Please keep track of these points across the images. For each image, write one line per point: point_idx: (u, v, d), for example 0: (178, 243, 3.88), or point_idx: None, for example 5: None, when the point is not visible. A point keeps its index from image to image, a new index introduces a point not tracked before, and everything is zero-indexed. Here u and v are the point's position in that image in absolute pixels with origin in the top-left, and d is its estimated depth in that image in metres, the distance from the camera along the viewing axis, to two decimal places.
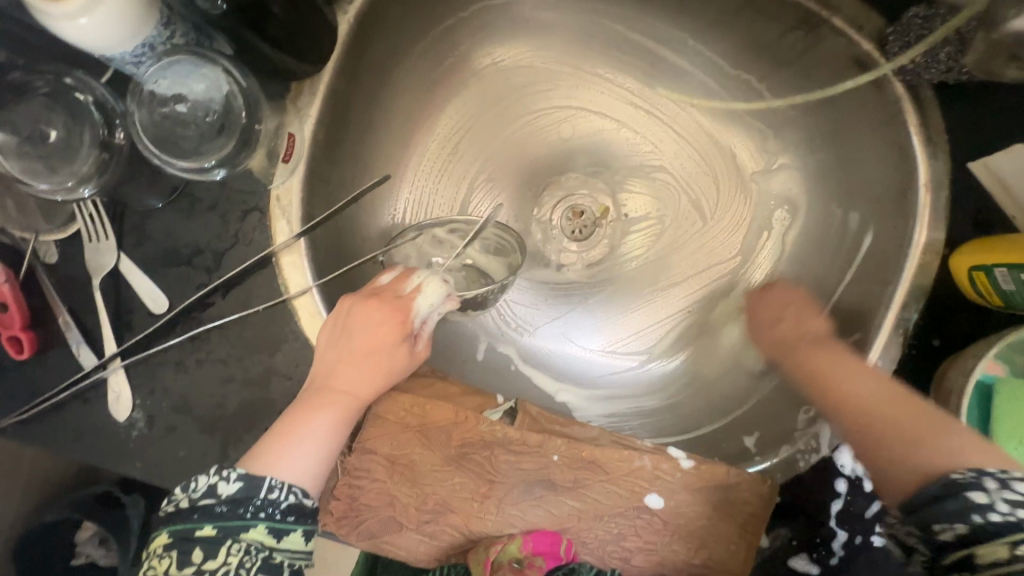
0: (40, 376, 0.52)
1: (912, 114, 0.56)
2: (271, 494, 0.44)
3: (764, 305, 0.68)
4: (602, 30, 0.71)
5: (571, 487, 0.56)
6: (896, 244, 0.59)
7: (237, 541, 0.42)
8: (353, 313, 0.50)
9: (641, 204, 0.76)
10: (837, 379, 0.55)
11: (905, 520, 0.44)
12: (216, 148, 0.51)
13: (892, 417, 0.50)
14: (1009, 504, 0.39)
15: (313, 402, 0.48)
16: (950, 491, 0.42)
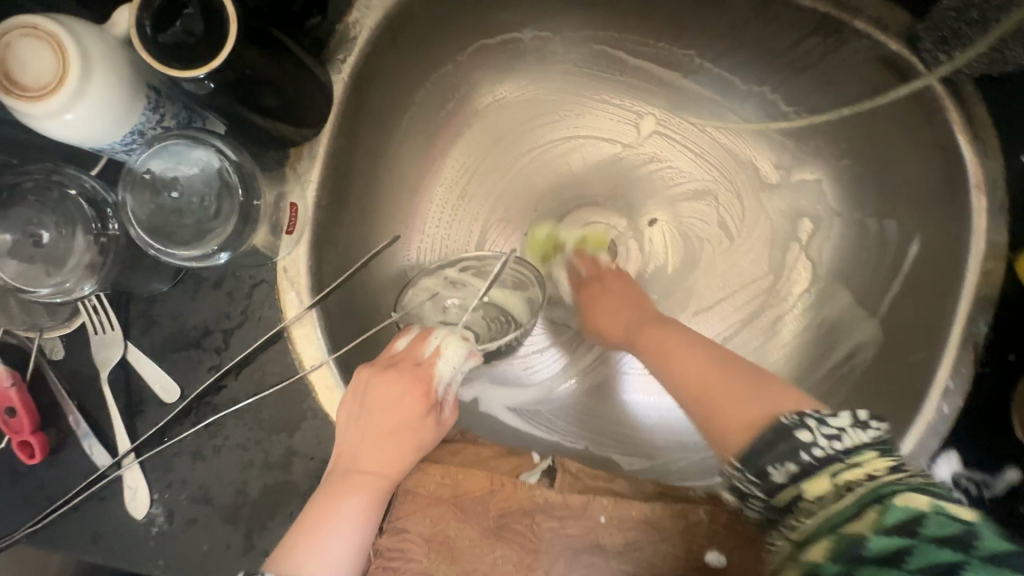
0: (55, 479, 0.49)
1: (954, 111, 0.52)
2: None
3: (604, 294, 0.63)
4: (603, 56, 0.68)
5: (623, 550, 0.51)
6: (951, 251, 0.55)
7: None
8: (371, 388, 0.47)
9: (668, 232, 0.72)
10: (669, 358, 0.50)
11: (740, 469, 0.40)
12: (218, 228, 0.47)
13: (701, 381, 0.46)
14: (827, 438, 0.38)
15: (337, 489, 0.44)
16: (779, 436, 0.39)
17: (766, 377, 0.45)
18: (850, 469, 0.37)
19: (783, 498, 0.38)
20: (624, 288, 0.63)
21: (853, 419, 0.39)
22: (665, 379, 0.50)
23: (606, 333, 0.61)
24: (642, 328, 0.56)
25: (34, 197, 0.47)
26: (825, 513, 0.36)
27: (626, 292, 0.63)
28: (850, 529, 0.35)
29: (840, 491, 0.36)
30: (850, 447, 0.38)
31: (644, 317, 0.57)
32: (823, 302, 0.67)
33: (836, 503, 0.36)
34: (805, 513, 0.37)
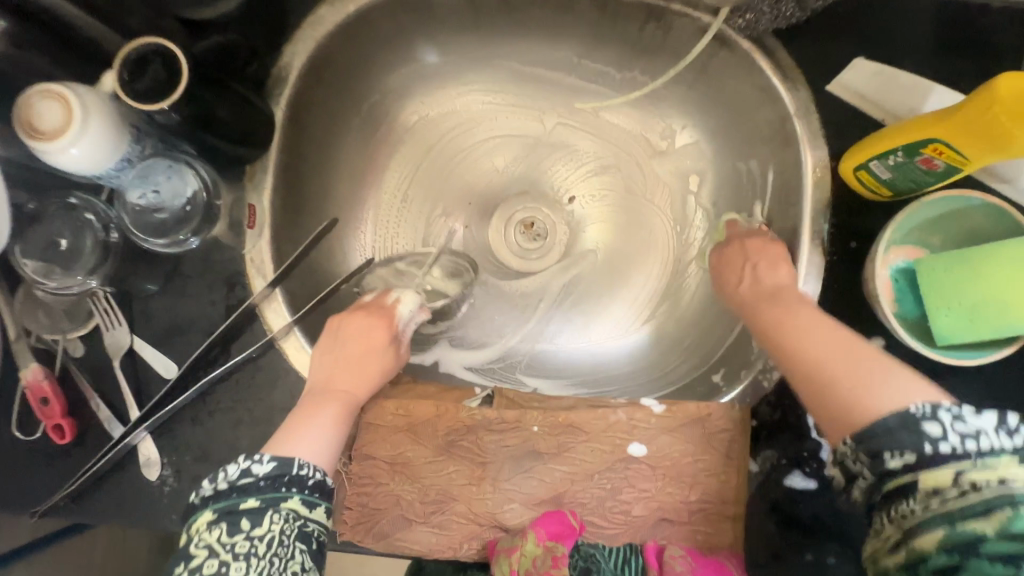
0: (84, 455, 0.60)
1: (765, 61, 0.64)
2: (301, 471, 0.49)
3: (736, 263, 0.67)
4: (503, 67, 0.80)
5: (557, 452, 0.60)
6: (793, 171, 0.66)
7: (278, 510, 0.46)
8: (344, 326, 0.62)
9: (589, 200, 0.85)
10: (801, 342, 0.53)
11: (854, 452, 0.45)
12: (188, 221, 0.62)
13: (843, 368, 0.49)
14: (962, 436, 0.40)
15: (317, 400, 0.57)
16: (905, 425, 0.42)
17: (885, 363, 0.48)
18: (978, 470, 0.40)
19: (896, 484, 0.42)
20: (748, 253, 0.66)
21: (1000, 422, 0.41)
22: (792, 354, 0.53)
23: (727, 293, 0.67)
24: (776, 305, 0.58)
25: (59, 220, 0.61)
26: (932, 508, 0.40)
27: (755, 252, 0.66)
28: (967, 525, 0.39)
29: (964, 490, 0.39)
30: (988, 450, 0.40)
31: (767, 292, 0.61)
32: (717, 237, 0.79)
33: (957, 495, 0.39)
34: (917, 499, 0.41)
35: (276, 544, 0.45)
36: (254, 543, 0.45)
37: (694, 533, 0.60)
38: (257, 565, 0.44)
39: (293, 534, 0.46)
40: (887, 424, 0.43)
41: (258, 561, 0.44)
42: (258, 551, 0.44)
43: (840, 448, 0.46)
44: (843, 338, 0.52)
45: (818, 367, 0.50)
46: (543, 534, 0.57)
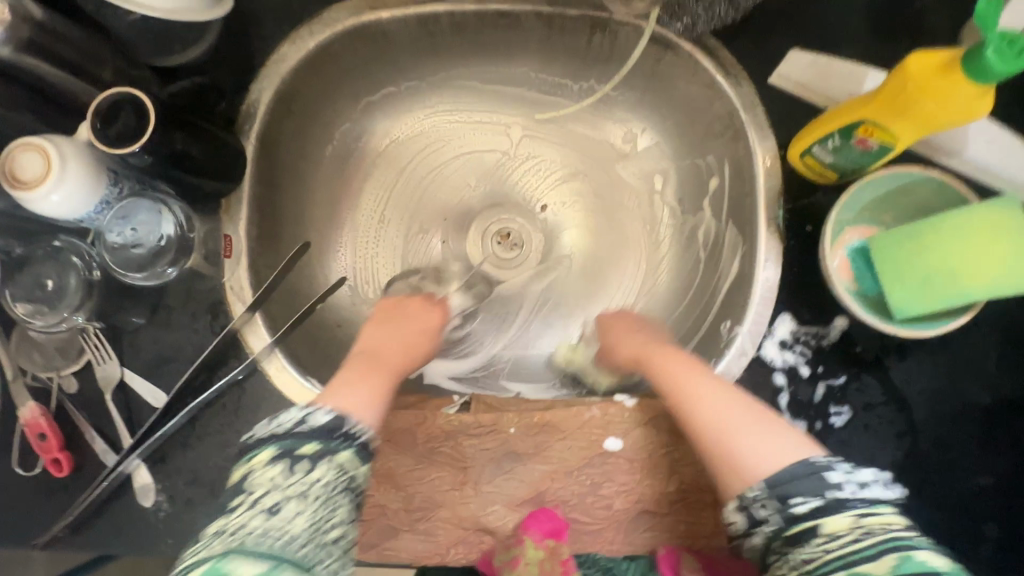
0: (82, 486, 0.62)
1: (707, 60, 0.67)
2: (354, 430, 0.48)
3: (619, 334, 0.73)
4: (465, 87, 0.83)
5: (535, 452, 0.62)
6: (745, 162, 0.68)
7: (332, 461, 0.45)
8: (402, 308, 0.73)
9: (561, 208, 0.87)
10: (702, 400, 0.55)
11: (761, 497, 0.45)
12: (166, 253, 0.65)
13: (744, 421, 0.51)
14: (857, 484, 0.43)
15: (373, 363, 0.62)
16: (811, 472, 0.44)
17: (778, 422, 0.51)
18: (870, 516, 0.41)
19: (799, 529, 0.42)
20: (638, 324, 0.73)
21: (879, 478, 0.44)
22: (691, 413, 0.55)
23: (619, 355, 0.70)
24: (674, 364, 0.61)
25: (47, 262, 0.65)
26: (833, 551, 0.41)
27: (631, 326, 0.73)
28: (865, 568, 0.39)
29: (859, 535, 0.40)
30: (874, 498, 0.42)
31: (667, 351, 0.64)
32: (684, 233, 0.81)
33: (854, 539, 0.40)
34: (818, 544, 0.41)
35: (331, 491, 0.44)
36: (310, 486, 0.43)
37: (677, 522, 0.61)
38: (312, 507, 0.43)
39: (344, 484, 0.45)
40: (791, 471, 0.45)
41: (314, 505, 0.43)
42: (314, 493, 0.43)
43: (731, 504, 0.48)
44: (738, 399, 0.54)
45: (712, 428, 0.52)
46: (539, 534, 0.60)
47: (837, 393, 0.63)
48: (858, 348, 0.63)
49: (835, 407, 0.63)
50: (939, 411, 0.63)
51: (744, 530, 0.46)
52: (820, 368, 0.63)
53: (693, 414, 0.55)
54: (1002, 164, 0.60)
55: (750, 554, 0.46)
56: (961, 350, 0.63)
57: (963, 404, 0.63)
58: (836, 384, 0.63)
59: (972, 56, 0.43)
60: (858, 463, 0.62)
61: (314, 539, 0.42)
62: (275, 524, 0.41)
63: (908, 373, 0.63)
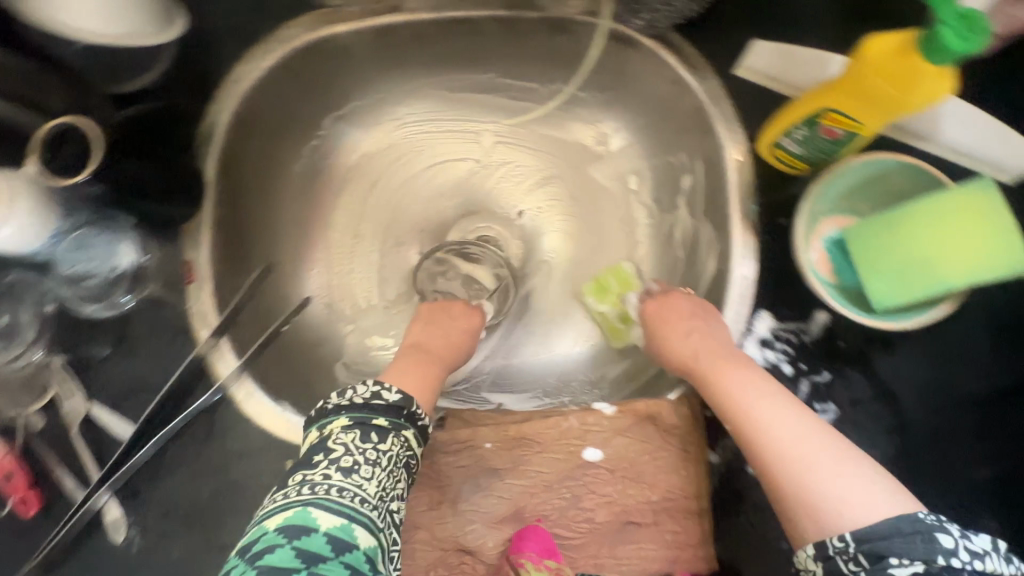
0: (51, 525, 0.60)
1: (670, 55, 0.66)
2: (416, 411, 0.52)
3: (669, 316, 0.65)
4: (433, 94, 0.80)
5: (513, 467, 0.60)
6: (715, 157, 0.67)
7: (399, 435, 0.49)
8: (450, 306, 0.74)
9: (541, 214, 0.83)
10: (773, 426, 0.51)
11: (851, 552, 0.43)
12: (123, 282, 0.63)
13: (824, 456, 0.48)
14: (970, 554, 0.42)
15: (424, 359, 0.65)
16: (919, 533, 0.42)
17: (859, 456, 0.48)
18: None
19: None
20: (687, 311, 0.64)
21: (991, 545, 0.43)
22: (761, 439, 0.51)
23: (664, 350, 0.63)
24: (737, 381, 0.55)
25: None
26: None
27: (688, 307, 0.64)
28: None
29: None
30: (986, 569, 0.42)
31: (727, 359, 0.58)
32: (662, 233, 0.78)
33: None
34: None
35: (397, 462, 0.48)
36: (380, 454, 0.48)
37: (662, 532, 0.59)
38: (383, 472, 0.47)
39: (407, 459, 0.49)
40: (892, 529, 0.42)
41: (386, 470, 0.47)
42: (384, 463, 0.47)
43: (807, 550, 0.46)
44: (814, 425, 0.50)
45: (782, 461, 0.48)
46: (536, 554, 0.56)
47: (822, 390, 0.61)
48: (841, 342, 0.61)
49: (821, 404, 0.61)
50: (930, 403, 0.60)
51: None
52: (802, 365, 0.61)
53: (763, 442, 0.50)
54: (978, 145, 0.58)
55: None
56: (953, 339, 0.61)
57: (956, 395, 0.60)
58: (821, 381, 0.61)
59: (929, 42, 0.41)
60: None
61: (382, 502, 0.46)
62: (351, 483, 0.44)
63: (895, 366, 0.61)
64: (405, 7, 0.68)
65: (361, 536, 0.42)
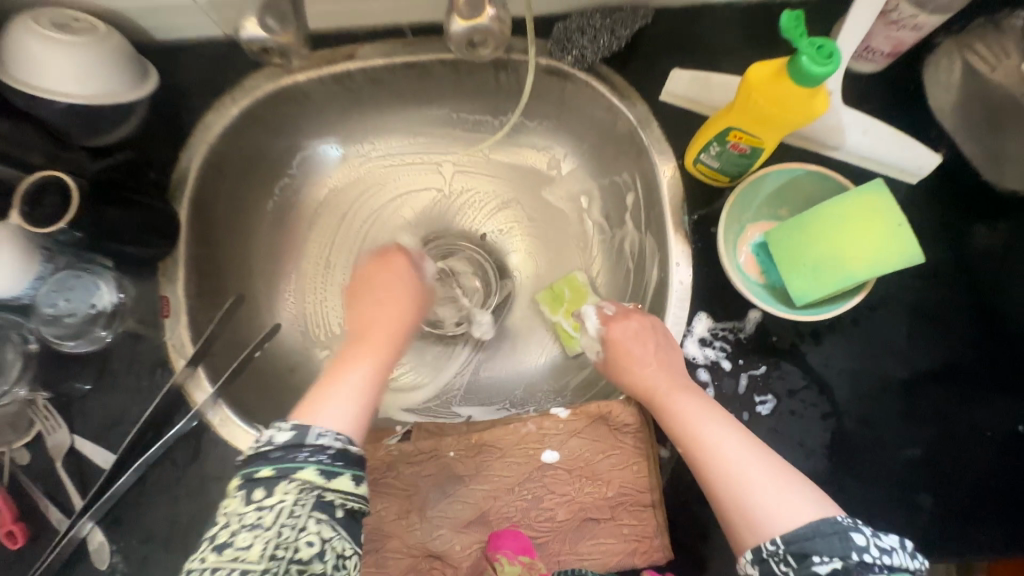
0: (38, 556, 0.63)
1: (601, 84, 0.72)
2: (319, 441, 0.49)
3: (626, 339, 0.66)
4: (393, 131, 0.86)
5: (475, 473, 0.64)
6: (649, 174, 0.72)
7: (292, 480, 0.46)
8: (369, 272, 0.72)
9: (504, 234, 0.89)
10: (716, 448, 0.56)
11: (780, 553, 0.49)
12: (101, 319, 0.68)
13: (761, 474, 0.53)
14: (880, 549, 0.47)
15: (357, 348, 0.62)
16: (836, 532, 0.48)
17: (791, 470, 0.54)
18: None
19: None
20: (638, 338, 0.66)
21: (902, 544, 0.49)
22: (707, 459, 0.56)
23: (620, 375, 0.66)
24: (687, 406, 0.60)
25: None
26: None
27: (640, 335, 0.66)
28: None
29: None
30: (896, 565, 0.47)
31: (677, 384, 0.62)
32: (611, 246, 0.84)
33: None
34: None
35: (286, 515, 0.45)
36: (266, 514, 0.45)
37: (620, 527, 0.63)
38: (270, 535, 0.44)
39: (308, 508, 0.46)
40: (813, 530, 0.49)
41: (271, 535, 0.44)
42: (269, 521, 0.45)
43: (746, 555, 0.52)
44: (751, 446, 0.56)
45: (726, 477, 0.54)
46: (513, 551, 0.60)
47: (760, 383, 0.65)
48: (774, 338, 0.65)
49: (760, 396, 0.65)
50: (861, 390, 0.65)
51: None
52: (740, 361, 0.66)
53: (710, 463, 0.56)
54: (880, 150, 0.65)
55: None
56: (875, 329, 0.66)
57: (883, 380, 0.65)
58: (758, 374, 0.65)
59: (793, 66, 0.50)
60: (789, 449, 0.64)
61: (274, 562, 0.43)
62: (226, 559, 0.43)
63: (825, 357, 0.66)
64: (358, 54, 0.74)
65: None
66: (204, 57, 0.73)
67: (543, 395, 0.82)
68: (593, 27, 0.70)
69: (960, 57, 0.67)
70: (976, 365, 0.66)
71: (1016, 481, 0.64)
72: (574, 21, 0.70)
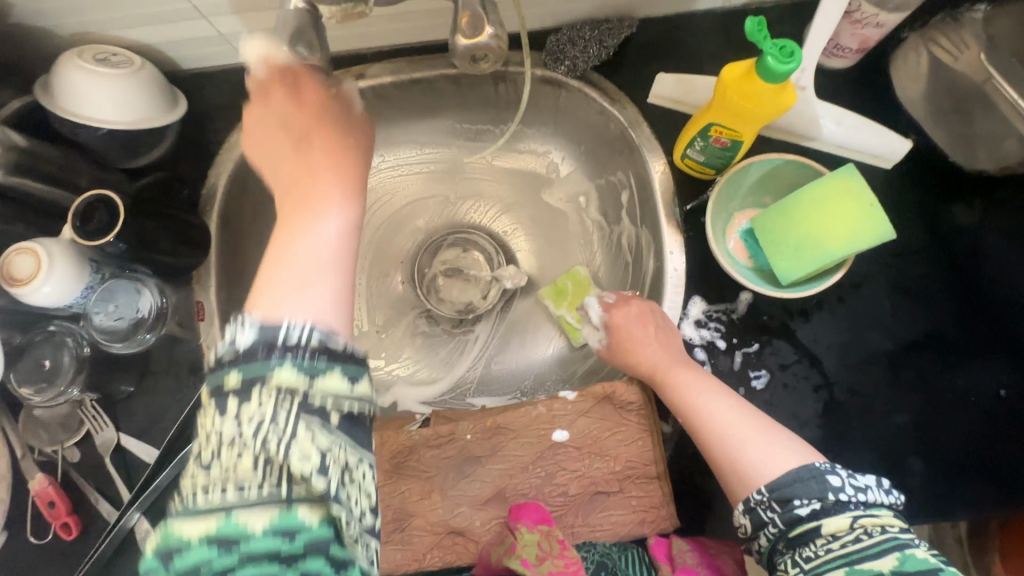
0: (91, 545, 0.68)
1: (593, 90, 0.78)
2: (290, 337, 0.38)
3: (629, 323, 0.70)
4: (402, 144, 0.92)
5: (491, 453, 0.68)
6: (642, 170, 0.77)
7: (265, 386, 0.36)
8: (284, 114, 0.55)
9: (508, 232, 0.95)
10: (710, 413, 0.61)
11: (766, 500, 0.54)
12: (144, 321, 0.72)
13: (750, 433, 0.58)
14: (855, 488, 0.52)
15: (308, 212, 0.49)
16: (814, 477, 0.53)
17: (779, 428, 0.59)
18: (867, 517, 0.51)
19: (801, 528, 0.52)
20: (639, 323, 0.70)
21: (876, 482, 0.53)
22: (702, 424, 0.61)
23: (621, 358, 0.71)
24: (683, 379, 0.64)
25: (36, 347, 0.72)
26: (834, 548, 0.50)
27: (642, 319, 0.70)
28: (862, 561, 0.49)
29: (858, 534, 0.50)
30: (872, 502, 0.52)
31: (674, 361, 0.67)
32: (610, 241, 0.89)
33: (852, 537, 0.50)
34: (820, 541, 0.51)
35: (263, 428, 0.35)
36: (244, 426, 0.35)
37: (629, 499, 0.67)
38: (252, 443, 0.36)
39: (288, 410, 0.36)
40: (792, 477, 0.53)
41: (252, 443, 0.35)
42: (254, 432, 0.35)
43: (737, 507, 0.56)
44: (742, 409, 0.61)
45: (719, 439, 0.59)
46: (532, 522, 0.65)
47: (754, 359, 0.70)
48: (765, 317, 0.70)
49: (755, 372, 0.69)
50: (850, 362, 0.69)
51: (749, 526, 0.56)
52: (734, 340, 0.70)
53: (705, 427, 0.61)
54: (853, 138, 0.70)
55: (754, 546, 0.57)
56: (860, 304, 0.70)
57: (870, 353, 0.69)
58: (751, 351, 0.70)
59: (761, 65, 0.56)
60: (784, 420, 0.68)
61: (273, 482, 0.35)
62: (215, 483, 0.35)
63: (815, 332, 0.70)
64: (368, 74, 0.80)
65: (250, 521, 0.35)
66: (227, 82, 0.80)
67: (552, 383, 0.87)
68: (583, 40, 0.76)
69: (924, 49, 0.72)
70: (958, 335, 0.70)
71: (1001, 443, 0.68)
72: (565, 36, 0.76)
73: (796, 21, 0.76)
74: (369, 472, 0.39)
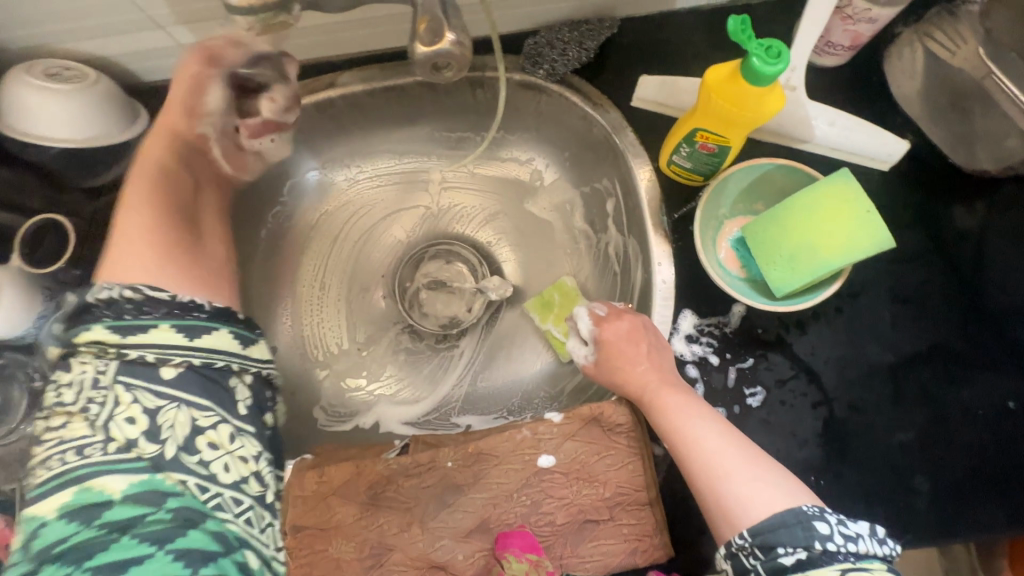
0: None
1: (573, 94, 0.74)
2: (103, 296, 0.48)
3: (618, 339, 0.66)
4: (378, 153, 0.88)
5: (474, 481, 0.65)
6: (627, 177, 0.74)
7: (89, 347, 0.46)
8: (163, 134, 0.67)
9: (491, 241, 0.90)
10: (697, 441, 0.57)
11: (748, 546, 0.50)
12: None
13: (737, 465, 0.54)
14: (845, 537, 0.48)
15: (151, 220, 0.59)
16: (801, 523, 0.49)
17: (768, 460, 0.55)
18: (857, 571, 0.47)
19: None
20: (627, 341, 0.66)
21: (869, 530, 0.50)
22: (687, 452, 0.57)
23: (609, 377, 0.67)
24: (672, 402, 0.61)
25: None
26: None
27: (632, 337, 0.66)
28: None
29: None
30: (863, 553, 0.48)
31: (663, 382, 0.63)
32: (598, 249, 0.85)
33: None
34: None
35: (91, 392, 0.45)
36: (71, 392, 0.45)
37: (618, 527, 0.64)
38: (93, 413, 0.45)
39: (113, 375, 0.45)
40: (777, 522, 0.50)
41: (90, 415, 0.44)
42: (86, 396, 0.45)
43: (720, 550, 0.53)
44: (731, 438, 0.57)
45: (705, 470, 0.55)
46: (519, 549, 0.61)
47: (748, 375, 0.66)
48: (759, 330, 0.67)
49: (749, 389, 0.66)
50: (848, 376, 0.66)
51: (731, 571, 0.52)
52: (727, 355, 0.67)
53: (691, 456, 0.57)
54: (846, 140, 0.67)
55: None
56: (858, 315, 0.67)
57: (869, 367, 0.66)
58: (746, 367, 0.66)
59: (746, 66, 0.52)
60: (782, 439, 0.65)
61: (109, 439, 0.44)
62: (58, 452, 0.44)
63: (811, 346, 0.66)
64: (338, 82, 0.76)
65: (107, 485, 0.43)
66: None
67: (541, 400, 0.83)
68: (561, 43, 0.72)
69: (919, 44, 0.69)
70: (962, 345, 0.66)
71: (1010, 459, 0.64)
72: (543, 38, 0.73)
73: (784, 18, 0.73)
74: (230, 430, 0.47)
